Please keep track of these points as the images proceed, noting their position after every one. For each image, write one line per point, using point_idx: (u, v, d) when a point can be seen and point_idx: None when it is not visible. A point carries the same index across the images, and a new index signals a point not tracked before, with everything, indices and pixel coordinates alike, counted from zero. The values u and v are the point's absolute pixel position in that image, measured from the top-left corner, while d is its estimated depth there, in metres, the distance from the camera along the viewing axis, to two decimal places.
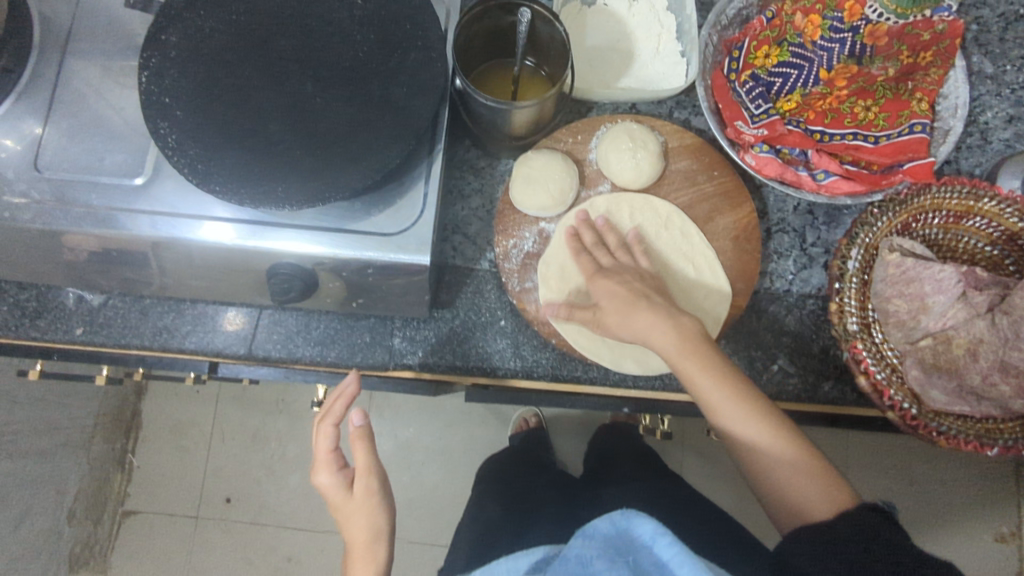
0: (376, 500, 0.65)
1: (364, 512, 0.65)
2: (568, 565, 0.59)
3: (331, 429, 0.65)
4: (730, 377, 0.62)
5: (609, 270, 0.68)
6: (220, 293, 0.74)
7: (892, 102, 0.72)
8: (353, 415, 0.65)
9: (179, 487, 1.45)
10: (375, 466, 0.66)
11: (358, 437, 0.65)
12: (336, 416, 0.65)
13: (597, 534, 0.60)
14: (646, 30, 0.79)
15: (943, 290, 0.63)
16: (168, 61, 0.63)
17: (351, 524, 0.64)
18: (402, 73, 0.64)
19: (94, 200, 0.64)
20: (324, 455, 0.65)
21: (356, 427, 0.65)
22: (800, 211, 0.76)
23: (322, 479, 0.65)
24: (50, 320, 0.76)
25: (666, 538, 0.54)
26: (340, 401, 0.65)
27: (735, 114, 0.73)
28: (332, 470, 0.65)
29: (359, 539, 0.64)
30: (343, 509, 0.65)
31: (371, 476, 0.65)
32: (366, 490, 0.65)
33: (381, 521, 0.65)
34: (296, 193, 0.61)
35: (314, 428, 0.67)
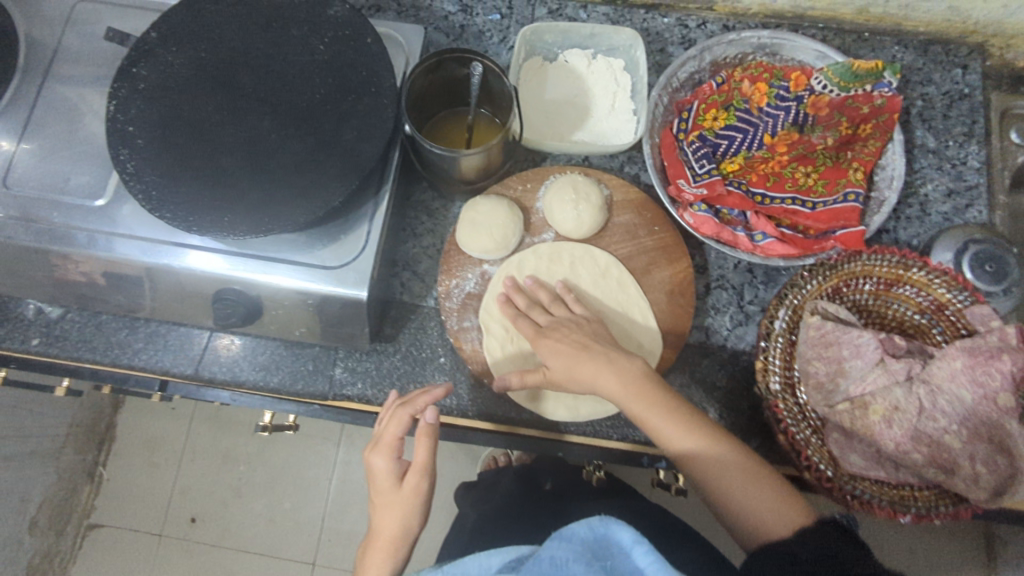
0: (419, 503, 0.61)
1: (401, 509, 0.60)
2: (539, 568, 0.46)
3: (403, 415, 0.63)
4: (692, 423, 0.63)
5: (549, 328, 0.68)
6: (173, 315, 0.76)
7: (831, 170, 0.76)
8: (430, 409, 0.62)
9: (144, 504, 1.45)
10: (432, 468, 0.61)
11: (425, 433, 0.61)
12: (416, 408, 0.64)
13: (574, 537, 0.49)
14: (603, 87, 0.82)
15: (861, 355, 0.65)
16: (136, 93, 0.67)
17: (386, 515, 0.60)
18: (353, 116, 0.68)
19: (56, 217, 0.68)
20: (389, 439, 0.62)
21: (426, 422, 0.61)
22: (739, 269, 0.78)
23: (379, 459, 0.62)
24: (9, 329, 0.79)
25: (644, 547, 0.46)
26: (426, 396, 0.64)
27: (678, 172, 0.76)
28: (391, 455, 0.62)
29: (386, 532, 0.60)
30: (385, 497, 0.61)
31: (424, 476, 0.61)
32: (413, 489, 0.61)
33: (411, 526, 0.60)
34: (242, 222, 0.63)
35: (392, 409, 0.65)
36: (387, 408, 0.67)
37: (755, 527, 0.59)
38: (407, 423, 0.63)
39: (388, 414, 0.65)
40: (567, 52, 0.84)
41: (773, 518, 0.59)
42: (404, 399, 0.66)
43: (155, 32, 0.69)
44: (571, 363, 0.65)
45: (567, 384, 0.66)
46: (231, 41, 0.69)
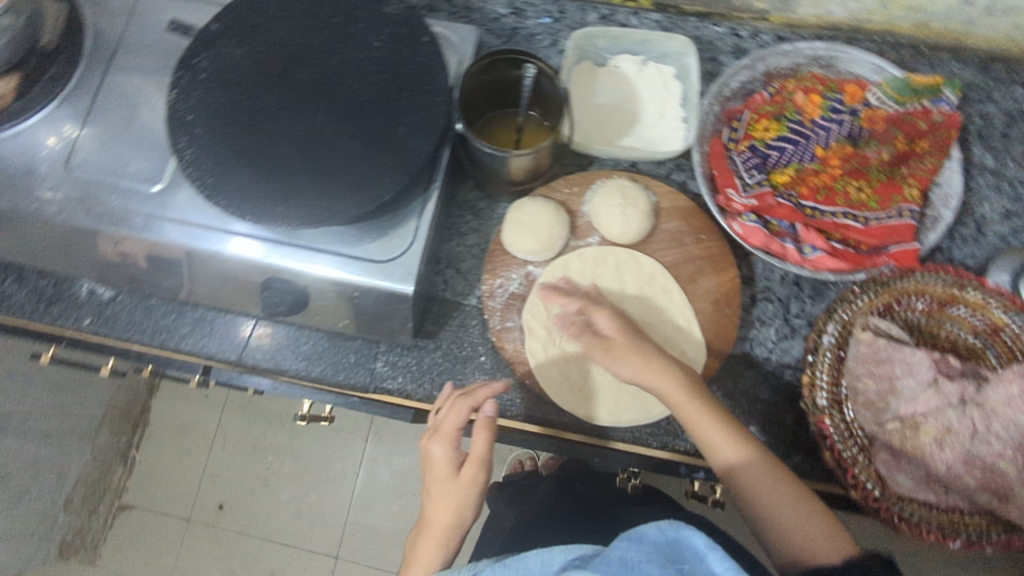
0: (474, 494, 0.62)
1: (456, 499, 0.61)
2: (609, 566, 0.45)
3: (463, 406, 0.63)
4: (741, 437, 0.63)
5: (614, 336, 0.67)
6: (220, 301, 0.78)
7: (885, 186, 0.73)
8: (489, 403, 0.63)
9: (174, 489, 1.47)
10: (489, 460, 0.62)
11: (484, 426, 0.62)
12: (475, 399, 0.64)
13: (644, 539, 0.48)
14: (653, 94, 0.82)
15: (913, 374, 0.65)
16: (196, 83, 0.68)
17: (441, 504, 0.61)
18: (406, 113, 0.68)
19: (114, 200, 0.69)
20: (449, 429, 0.63)
21: (484, 415, 0.62)
22: (786, 282, 0.77)
23: (438, 448, 0.63)
24: (62, 308, 0.81)
25: (719, 553, 0.46)
26: (486, 390, 0.65)
27: (728, 181, 0.75)
28: (449, 445, 0.63)
29: (440, 521, 0.61)
30: (440, 485, 0.62)
31: (481, 468, 0.62)
32: (470, 480, 0.62)
33: (464, 517, 0.61)
34: (295, 213, 0.64)
35: (451, 398, 0.65)
36: (444, 398, 0.67)
37: (792, 547, 0.59)
38: (467, 414, 0.63)
39: (446, 404, 0.66)
40: (617, 59, 0.83)
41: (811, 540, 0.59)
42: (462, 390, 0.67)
43: (216, 25, 0.71)
44: (634, 346, 0.66)
45: (622, 360, 0.66)
46: (290, 36, 0.71)
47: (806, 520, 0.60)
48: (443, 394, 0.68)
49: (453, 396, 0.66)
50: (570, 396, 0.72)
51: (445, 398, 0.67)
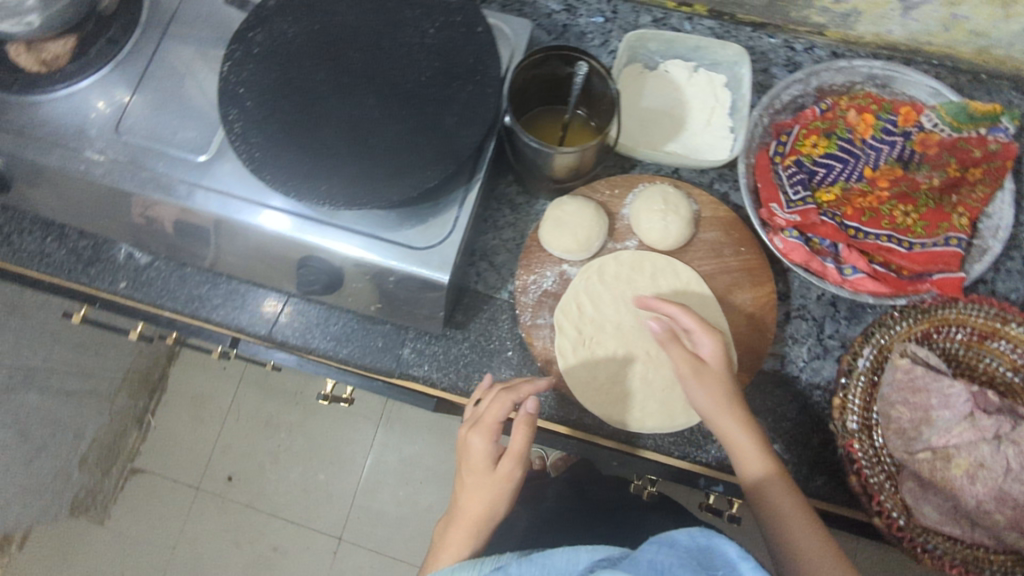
0: (508, 489, 0.62)
1: (491, 491, 0.62)
2: (638, 568, 0.45)
3: (506, 400, 0.63)
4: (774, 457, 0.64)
5: (718, 373, 0.66)
6: (254, 274, 0.78)
7: (933, 212, 0.72)
8: (530, 400, 0.63)
9: (186, 457, 1.48)
10: (526, 457, 0.63)
11: (524, 422, 0.62)
12: (519, 395, 0.64)
13: (676, 544, 0.47)
14: (701, 101, 0.81)
15: (949, 406, 0.64)
16: (250, 57, 0.69)
17: (475, 495, 0.62)
18: (455, 102, 0.68)
19: (160, 167, 0.70)
20: (489, 421, 0.63)
21: (525, 411, 0.62)
22: (823, 301, 0.76)
23: (477, 440, 0.63)
24: (99, 270, 0.82)
25: (751, 564, 0.45)
26: (528, 386, 0.65)
27: (772, 195, 0.74)
28: (489, 437, 0.63)
29: (473, 512, 0.62)
30: (475, 476, 0.63)
31: (517, 463, 0.62)
32: (506, 475, 0.62)
33: (496, 510, 0.62)
34: (339, 193, 0.64)
35: (494, 392, 0.65)
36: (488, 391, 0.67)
37: None
38: (509, 408, 0.63)
39: (489, 397, 0.66)
40: (668, 63, 0.83)
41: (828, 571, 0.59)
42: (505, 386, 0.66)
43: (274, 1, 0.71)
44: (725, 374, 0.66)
45: (711, 380, 0.65)
46: (345, 17, 0.71)
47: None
48: (483, 386, 0.68)
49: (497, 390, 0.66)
50: (597, 399, 0.71)
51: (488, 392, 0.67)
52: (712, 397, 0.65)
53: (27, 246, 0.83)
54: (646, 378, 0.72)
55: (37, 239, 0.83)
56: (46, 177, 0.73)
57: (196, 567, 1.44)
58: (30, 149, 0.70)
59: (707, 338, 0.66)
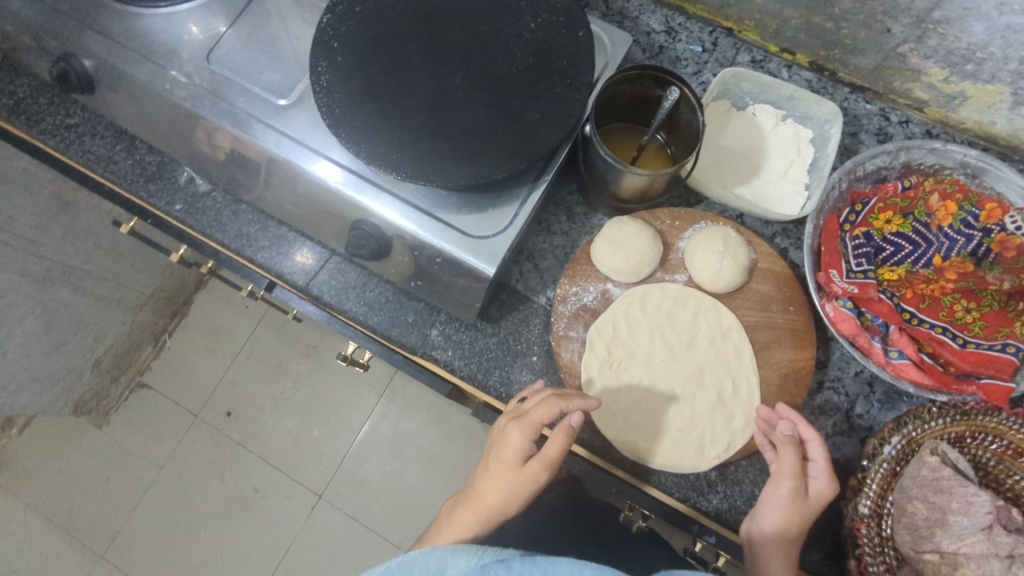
0: (530, 490, 0.61)
1: (511, 486, 0.61)
2: None
3: (555, 404, 0.61)
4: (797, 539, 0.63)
5: (809, 508, 0.63)
6: (306, 226, 0.79)
7: (996, 315, 0.69)
8: (577, 414, 0.61)
9: (195, 383, 1.52)
10: (557, 465, 0.61)
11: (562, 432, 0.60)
12: (569, 404, 0.62)
13: None
14: (782, 152, 0.80)
15: (969, 514, 0.62)
16: (351, 14, 0.69)
17: (494, 484, 0.62)
18: (540, 101, 0.68)
19: (240, 102, 0.70)
20: (533, 419, 0.62)
21: (569, 422, 0.61)
22: (859, 379, 0.74)
23: (515, 432, 0.62)
24: (159, 188, 0.84)
25: None
26: (582, 401, 0.63)
27: (833, 261, 0.73)
28: (527, 434, 0.61)
29: (487, 500, 0.62)
30: (502, 466, 0.62)
31: (545, 468, 0.60)
32: (530, 476, 0.61)
33: (511, 505, 0.61)
34: (407, 165, 0.65)
35: (546, 394, 0.64)
36: (541, 392, 0.66)
37: None
38: (555, 413, 0.61)
39: (540, 398, 0.64)
40: (757, 106, 0.82)
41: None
42: (559, 392, 0.65)
43: None
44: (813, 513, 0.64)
45: (806, 509, 0.63)
46: None
47: None
48: (536, 389, 0.69)
49: (550, 394, 0.64)
50: (613, 426, 0.70)
51: (542, 394, 0.66)
52: (789, 509, 0.62)
53: (95, 150, 0.84)
54: (666, 416, 0.71)
55: (107, 145, 0.84)
56: (130, 87, 0.74)
57: (177, 490, 1.46)
58: (122, 59, 0.71)
59: (823, 478, 0.64)
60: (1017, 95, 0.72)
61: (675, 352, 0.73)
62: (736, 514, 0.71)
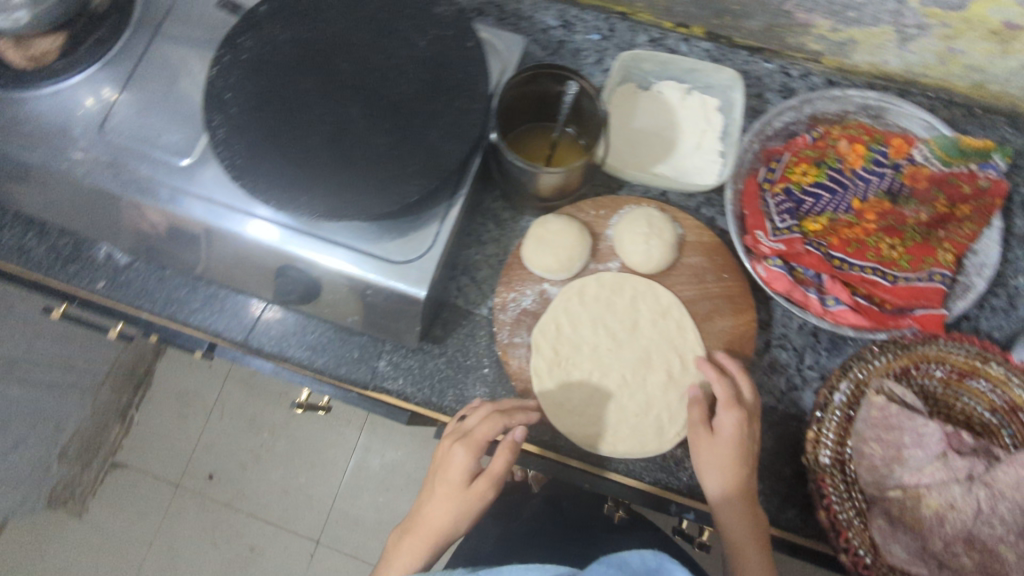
0: (476, 508, 0.62)
1: (460, 507, 0.61)
2: None
3: (498, 420, 0.63)
4: (737, 482, 0.65)
5: (726, 444, 0.65)
6: (232, 282, 0.77)
7: (919, 246, 0.72)
8: (520, 428, 0.63)
9: (170, 454, 1.46)
10: (502, 480, 0.62)
11: (507, 448, 0.61)
12: (510, 420, 0.64)
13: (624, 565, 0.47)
14: (693, 125, 0.81)
15: (922, 445, 0.64)
16: (238, 62, 0.68)
17: (443, 507, 0.62)
18: (441, 117, 0.68)
19: (142, 169, 0.69)
20: (478, 437, 0.62)
21: (512, 438, 0.62)
22: (803, 331, 0.76)
23: (461, 451, 0.62)
24: (78, 269, 0.82)
25: None
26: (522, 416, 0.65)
27: (758, 222, 0.74)
28: (472, 453, 0.62)
29: (435, 524, 0.61)
30: (448, 488, 0.62)
31: (492, 485, 0.62)
32: (478, 494, 0.62)
33: (458, 526, 0.62)
34: (317, 204, 0.63)
35: (486, 411, 0.65)
36: (479, 408, 0.67)
37: None
38: (499, 429, 0.62)
39: (480, 414, 0.65)
40: (661, 84, 0.83)
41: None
42: (498, 407, 0.66)
43: (265, 7, 0.71)
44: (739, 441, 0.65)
45: (725, 446, 0.65)
46: (335, 26, 0.70)
47: None
48: (473, 407, 0.69)
49: (491, 411, 0.65)
50: (571, 423, 0.70)
51: (479, 409, 0.67)
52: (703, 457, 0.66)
53: (7, 241, 0.82)
54: (621, 405, 0.71)
55: (18, 234, 0.82)
56: (26, 173, 0.72)
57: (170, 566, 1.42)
58: (12, 146, 0.69)
59: (730, 413, 0.66)
60: (902, 32, 0.74)
61: (621, 339, 0.73)
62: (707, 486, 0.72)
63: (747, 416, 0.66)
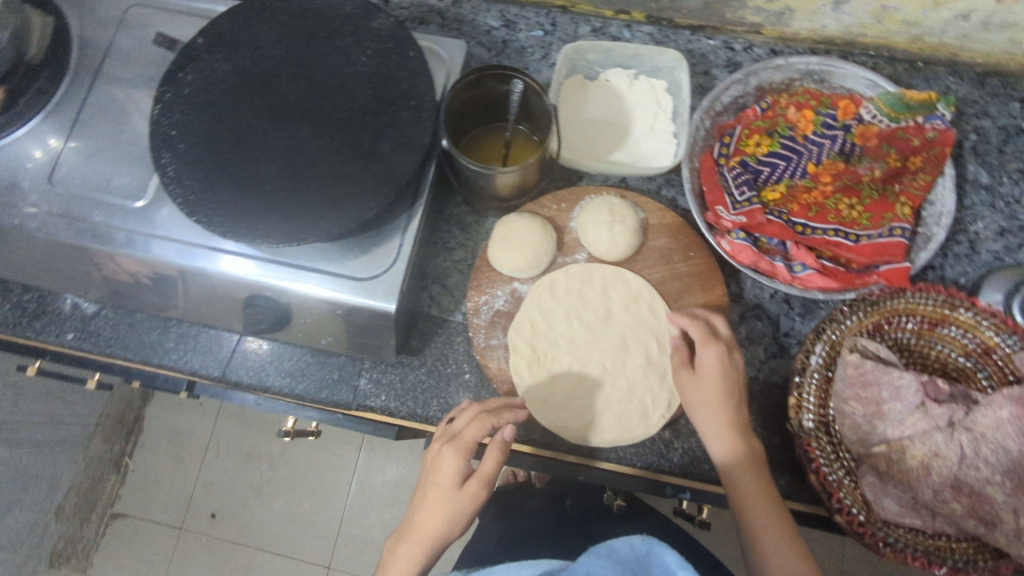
0: (470, 510, 0.61)
1: (453, 510, 0.60)
2: None
3: (486, 421, 0.63)
4: (742, 442, 0.65)
5: (710, 380, 0.66)
6: (201, 319, 0.76)
7: (877, 203, 0.73)
8: (508, 427, 0.63)
9: (167, 496, 1.43)
10: (494, 481, 0.62)
11: (498, 448, 0.62)
12: (498, 419, 0.64)
13: (613, 553, 0.47)
14: (644, 108, 0.82)
15: (900, 397, 0.65)
16: (180, 97, 0.68)
17: (435, 511, 0.61)
18: (391, 130, 0.67)
19: (96, 216, 0.68)
20: (467, 439, 0.62)
21: (501, 438, 0.62)
22: (775, 299, 0.77)
23: (451, 455, 0.61)
24: (45, 323, 0.81)
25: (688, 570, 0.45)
26: (510, 415, 0.65)
27: (717, 198, 0.74)
28: (462, 455, 0.61)
29: (429, 528, 0.61)
30: (440, 492, 0.61)
31: (484, 486, 0.61)
32: (471, 495, 0.61)
33: (453, 529, 0.61)
34: (275, 230, 0.63)
35: (474, 413, 0.65)
36: (466, 411, 0.67)
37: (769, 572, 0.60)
38: (488, 430, 0.62)
39: (468, 416, 0.65)
40: (608, 72, 0.83)
41: (786, 572, 0.60)
42: (485, 409, 0.66)
43: (202, 39, 0.70)
44: (721, 375, 0.66)
45: (709, 381, 0.66)
46: (274, 51, 0.70)
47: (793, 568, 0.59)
48: (460, 408, 0.69)
49: (478, 413, 0.66)
50: (555, 418, 0.70)
51: (466, 412, 0.67)
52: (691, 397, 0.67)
53: None
54: (603, 395, 0.71)
55: None
56: None
57: None
58: None
59: (708, 349, 0.67)
60: None
61: (596, 328, 0.73)
62: (699, 464, 0.72)
63: (727, 349, 0.67)
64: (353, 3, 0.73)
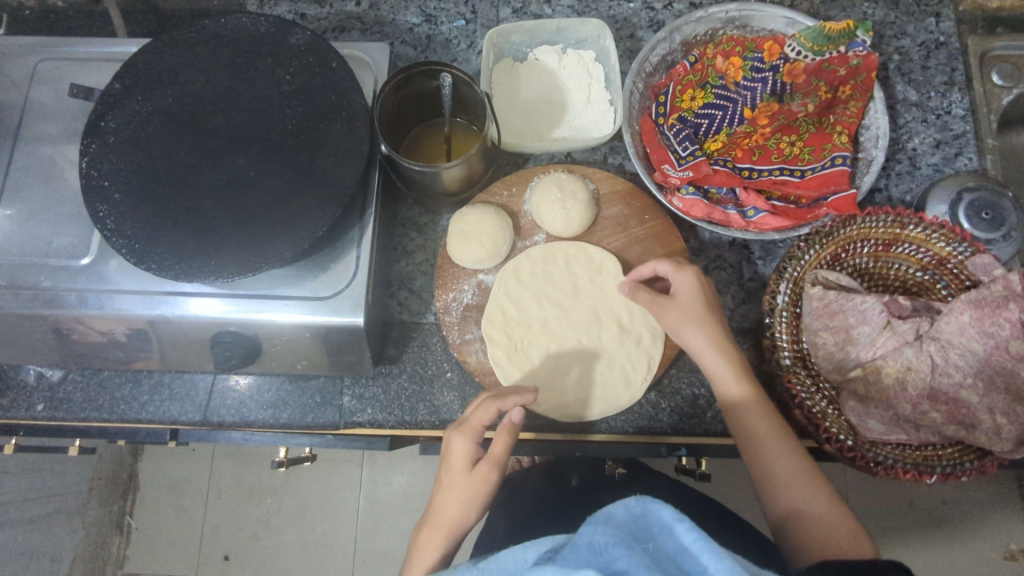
0: (482, 493, 0.61)
1: (466, 494, 0.61)
2: (578, 554, 0.45)
3: (493, 404, 0.62)
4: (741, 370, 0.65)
5: (689, 302, 0.67)
6: (172, 366, 0.74)
7: (816, 136, 0.74)
8: (517, 410, 0.62)
9: (178, 546, 1.37)
10: (505, 464, 0.62)
11: (507, 429, 0.61)
12: (506, 400, 0.62)
13: (612, 520, 0.47)
14: (577, 81, 0.82)
15: (867, 321, 0.66)
16: (107, 147, 0.66)
17: (450, 495, 0.61)
18: (327, 144, 0.67)
19: (42, 281, 0.66)
20: (474, 423, 0.62)
21: (511, 420, 0.61)
22: (735, 247, 0.78)
23: (459, 440, 0.61)
24: (12, 398, 0.78)
25: (686, 524, 0.44)
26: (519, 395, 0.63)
27: (662, 158, 0.75)
28: (471, 439, 0.61)
29: (446, 514, 0.62)
30: (453, 476, 0.62)
31: (495, 468, 0.61)
32: (482, 477, 0.61)
33: (469, 513, 0.61)
34: (229, 264, 0.62)
35: (482, 398, 0.64)
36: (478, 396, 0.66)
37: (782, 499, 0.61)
38: (494, 413, 0.61)
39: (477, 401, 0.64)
40: (536, 51, 0.83)
41: (799, 492, 0.60)
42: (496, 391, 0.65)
43: (119, 84, 0.68)
44: (699, 295, 0.67)
45: (687, 300, 0.67)
46: (195, 84, 0.69)
47: (803, 489, 0.60)
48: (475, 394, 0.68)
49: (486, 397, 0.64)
50: (542, 400, 0.71)
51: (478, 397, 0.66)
52: (674, 318, 0.67)
53: None
54: (581, 371, 0.72)
55: None
56: None
57: None
58: None
59: (684, 273, 0.67)
60: None
61: (566, 305, 0.74)
62: (688, 420, 0.73)
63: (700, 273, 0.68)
64: (267, 22, 0.72)
